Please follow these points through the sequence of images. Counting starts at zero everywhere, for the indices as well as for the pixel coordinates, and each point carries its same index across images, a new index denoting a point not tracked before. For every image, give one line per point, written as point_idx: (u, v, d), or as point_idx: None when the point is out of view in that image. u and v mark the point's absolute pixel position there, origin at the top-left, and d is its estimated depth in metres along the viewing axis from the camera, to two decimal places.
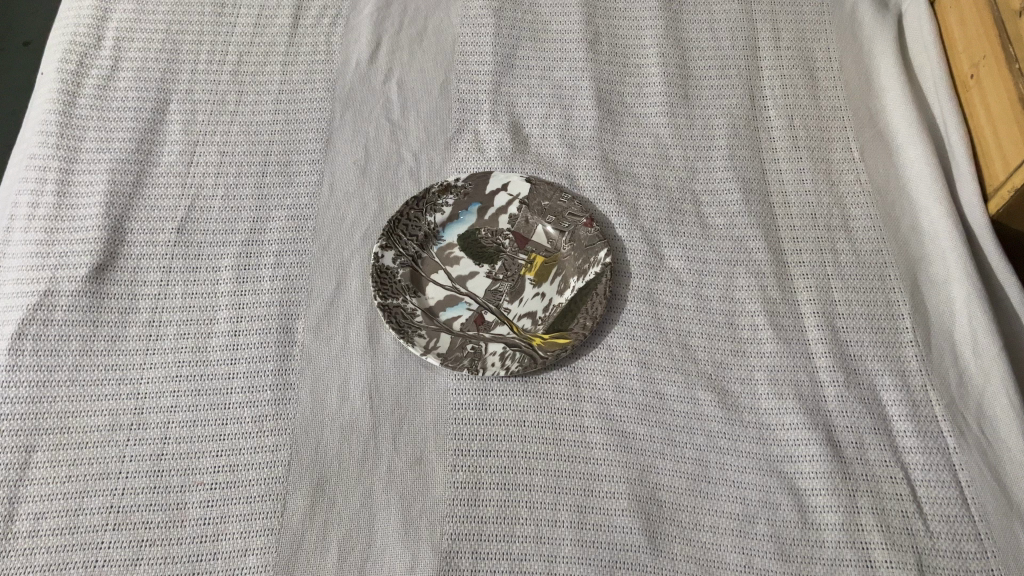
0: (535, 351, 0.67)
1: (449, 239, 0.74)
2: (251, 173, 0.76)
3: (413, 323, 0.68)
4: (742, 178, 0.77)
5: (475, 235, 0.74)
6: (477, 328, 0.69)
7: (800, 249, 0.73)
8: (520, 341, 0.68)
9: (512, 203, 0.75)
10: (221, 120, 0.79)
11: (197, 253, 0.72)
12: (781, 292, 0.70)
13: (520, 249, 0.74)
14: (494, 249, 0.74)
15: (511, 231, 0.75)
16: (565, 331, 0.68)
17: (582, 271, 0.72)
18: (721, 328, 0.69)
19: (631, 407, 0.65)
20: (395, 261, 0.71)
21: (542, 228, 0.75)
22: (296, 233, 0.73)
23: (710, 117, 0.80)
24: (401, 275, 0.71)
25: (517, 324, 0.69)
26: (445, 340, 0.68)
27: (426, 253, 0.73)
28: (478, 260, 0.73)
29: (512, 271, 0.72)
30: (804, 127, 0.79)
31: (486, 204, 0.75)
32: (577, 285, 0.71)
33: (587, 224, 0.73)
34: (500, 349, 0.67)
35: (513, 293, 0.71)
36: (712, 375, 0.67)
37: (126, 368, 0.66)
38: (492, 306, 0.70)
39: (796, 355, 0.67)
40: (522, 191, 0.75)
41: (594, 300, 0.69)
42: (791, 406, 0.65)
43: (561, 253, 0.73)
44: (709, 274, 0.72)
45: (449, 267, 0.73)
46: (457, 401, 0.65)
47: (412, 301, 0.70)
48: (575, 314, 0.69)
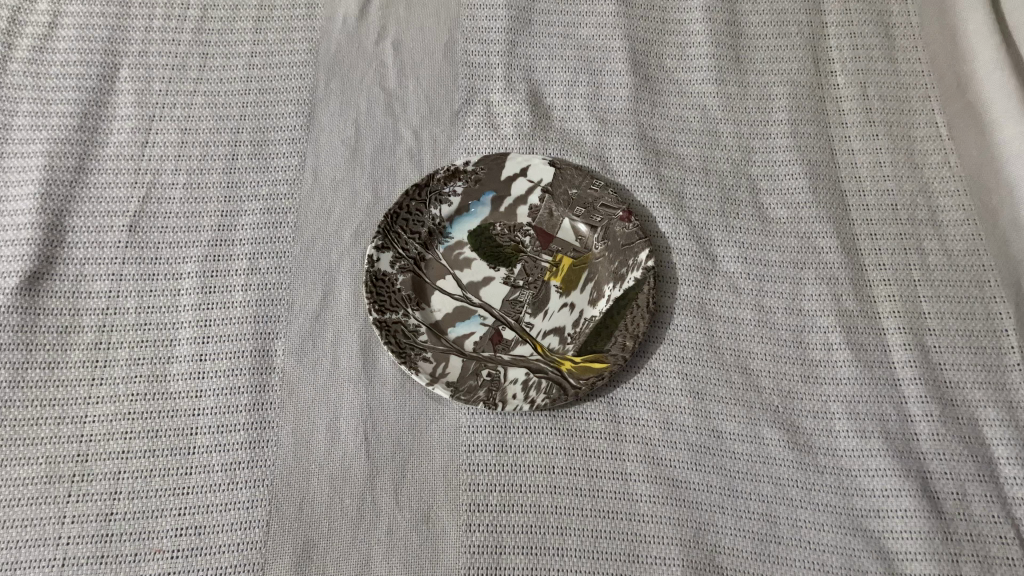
0: (565, 379, 0.55)
1: (458, 236, 0.61)
2: (219, 155, 0.64)
3: (416, 343, 0.56)
4: (808, 160, 0.64)
5: (488, 231, 0.62)
6: (493, 348, 0.57)
7: (880, 249, 0.61)
8: (546, 365, 0.56)
9: (531, 191, 0.63)
10: (182, 89, 0.66)
11: (154, 256, 0.59)
12: (858, 302, 0.59)
13: (543, 249, 0.61)
14: (511, 249, 0.61)
15: (531, 226, 0.62)
16: (600, 352, 0.56)
17: (619, 277, 0.59)
18: (787, 347, 0.57)
19: (684, 449, 0.54)
20: (394, 265, 0.59)
21: (569, 222, 0.62)
22: (274, 231, 0.61)
23: (766, 85, 0.68)
24: (401, 282, 0.58)
25: (542, 343, 0.57)
26: (455, 364, 0.55)
27: (430, 254, 0.60)
28: (493, 262, 0.61)
29: (534, 277, 0.60)
30: (880, 98, 0.66)
31: (501, 193, 0.63)
32: (613, 294, 0.58)
33: (623, 218, 0.61)
34: (522, 376, 0.55)
35: (535, 303, 0.59)
36: (778, 408, 0.55)
37: (68, 403, 0.54)
38: (511, 320, 0.58)
39: (879, 381, 0.56)
40: (545, 177, 0.63)
41: (635, 313, 0.57)
42: (877, 447, 0.54)
43: (592, 253, 0.61)
44: (770, 280, 0.60)
45: (458, 271, 0.60)
46: (470, 441, 0.54)
47: (414, 314, 0.57)
48: (612, 331, 0.57)
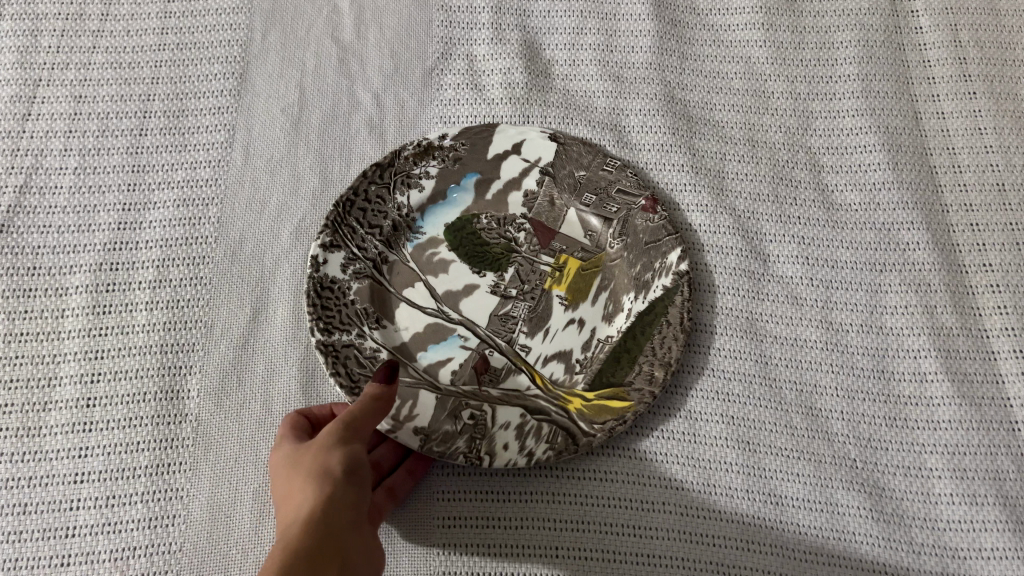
0: (574, 423, 0.40)
1: (432, 231, 0.47)
2: (123, 130, 0.49)
3: (373, 375, 0.41)
4: (885, 127, 0.49)
5: (472, 225, 0.47)
6: (477, 381, 0.42)
7: (984, 243, 0.46)
8: (548, 404, 0.41)
9: (528, 174, 0.48)
10: (79, 46, 0.52)
11: (32, 264, 0.45)
12: (958, 316, 0.44)
13: (543, 248, 0.47)
14: (501, 248, 0.47)
15: (526, 220, 0.48)
16: (621, 388, 0.41)
17: (642, 284, 0.45)
18: (866, 379, 0.43)
19: (732, 521, 0.40)
20: (346, 269, 0.44)
21: (576, 213, 0.48)
22: (192, 229, 0.47)
23: (829, 30, 0.53)
24: (357, 291, 0.43)
25: (541, 373, 0.43)
26: (427, 403, 0.41)
27: (395, 255, 0.46)
28: (478, 266, 0.46)
29: (531, 285, 0.46)
30: (976, 46, 0.51)
31: (489, 176, 0.48)
32: (636, 307, 0.44)
33: (647, 208, 0.47)
34: (516, 419, 0.40)
35: (534, 319, 0.44)
36: (857, 463, 0.41)
37: None
38: (501, 343, 0.44)
39: (992, 425, 0.42)
40: (547, 155, 0.48)
41: (666, 333, 0.42)
42: (992, 518, 0.40)
43: (607, 253, 0.46)
44: (840, 287, 0.46)
45: (432, 276, 0.45)
46: (446, 513, 0.40)
47: (372, 334, 0.42)
48: (634, 357, 0.42)
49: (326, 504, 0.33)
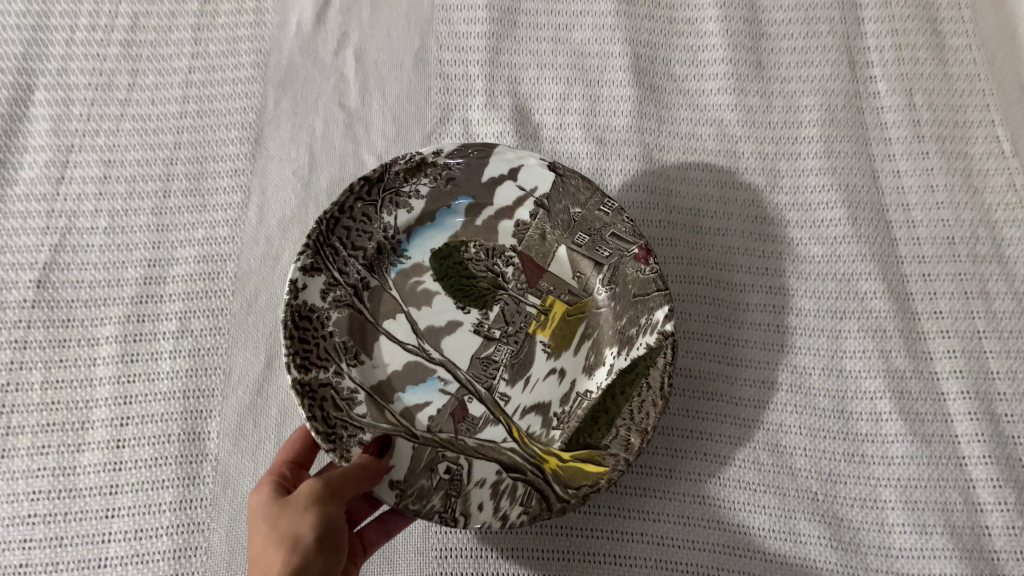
0: (549, 486, 0.43)
1: (416, 254, 0.49)
2: (148, 193, 0.54)
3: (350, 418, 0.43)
4: (845, 185, 0.54)
5: (459, 254, 0.50)
6: (454, 428, 0.45)
7: (935, 292, 0.51)
8: (524, 463, 0.44)
9: (521, 206, 0.50)
10: (108, 114, 0.57)
11: (66, 317, 0.50)
12: (911, 360, 0.49)
13: (530, 287, 0.50)
14: (487, 282, 0.49)
15: (516, 256, 0.50)
16: (597, 450, 0.44)
17: (625, 341, 0.47)
18: (828, 419, 0.47)
19: (704, 550, 0.44)
20: (326, 297, 0.45)
21: (567, 253, 0.50)
22: (211, 283, 0.51)
23: (795, 94, 0.57)
24: (336, 321, 0.46)
25: (519, 427, 0.46)
26: (404, 453, 0.43)
27: (377, 280, 0.48)
28: (463, 300, 0.49)
29: (515, 326, 0.49)
30: (929, 109, 0.56)
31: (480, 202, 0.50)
32: (617, 365, 0.47)
33: (640, 258, 0.48)
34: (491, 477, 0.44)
35: (512, 365, 0.48)
36: (819, 496, 0.46)
37: None
38: (479, 389, 0.47)
39: (942, 461, 0.46)
40: (543, 188, 0.50)
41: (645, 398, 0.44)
42: (939, 546, 0.44)
43: (593, 300, 0.49)
44: (804, 333, 0.50)
45: (413, 309, 0.48)
46: (442, 545, 0.45)
47: (350, 373, 0.45)
48: (613, 419, 0.45)
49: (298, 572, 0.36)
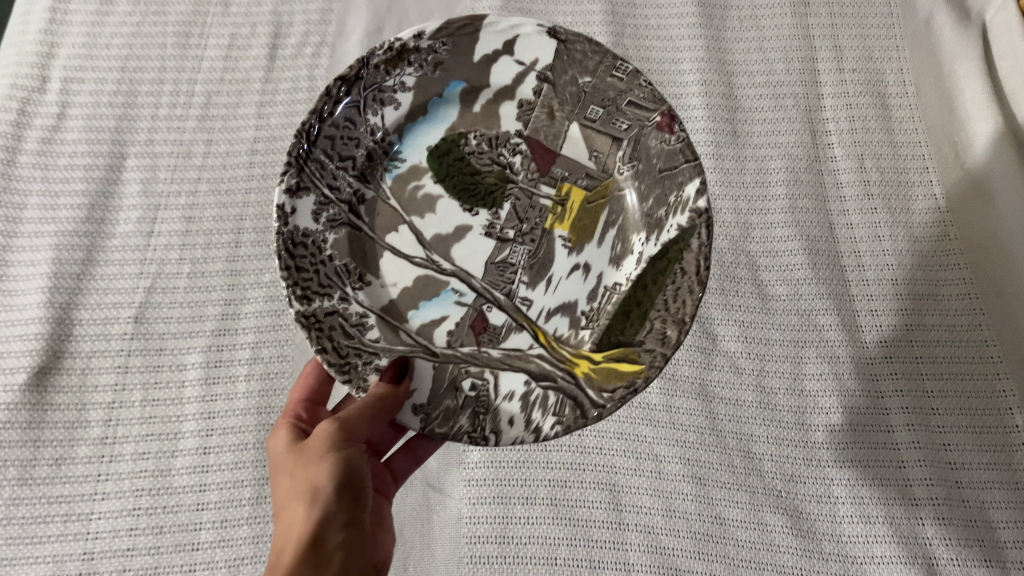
0: (585, 390, 0.51)
1: (411, 155, 0.56)
2: (222, 243, 0.64)
3: (361, 343, 0.51)
4: (807, 235, 0.64)
5: (458, 146, 0.56)
6: (475, 340, 0.54)
7: (881, 325, 0.61)
8: (555, 370, 0.52)
9: (524, 79, 0.56)
10: (187, 177, 0.67)
11: (159, 347, 0.60)
12: (860, 382, 0.58)
13: (542, 176, 0.56)
14: (501, 181, 0.56)
15: (523, 140, 0.56)
16: (631, 347, 0.52)
17: (655, 223, 0.54)
18: (790, 430, 0.57)
19: (687, 538, 0.54)
20: (321, 221, 0.52)
21: (580, 129, 0.56)
22: (277, 318, 0.61)
23: (764, 158, 0.68)
24: (331, 241, 0.53)
25: (547, 330, 0.54)
26: (426, 371, 0.52)
27: (371, 189, 0.55)
28: (472, 198, 0.56)
29: (534, 227, 0.56)
30: (877, 172, 0.67)
31: (476, 86, 0.56)
32: (645, 252, 0.54)
33: (663, 126, 0.54)
34: (521, 388, 0.52)
35: (535, 269, 0.56)
36: (782, 493, 0.55)
37: (74, 501, 0.55)
38: (497, 295, 0.55)
39: (885, 465, 0.56)
40: (545, 58, 0.55)
41: (680, 287, 0.51)
42: (881, 533, 0.53)
43: (614, 179, 0.56)
44: (772, 358, 0.59)
45: (415, 216, 0.55)
46: (471, 533, 0.54)
47: (355, 297, 0.52)
48: (647, 312, 0.52)
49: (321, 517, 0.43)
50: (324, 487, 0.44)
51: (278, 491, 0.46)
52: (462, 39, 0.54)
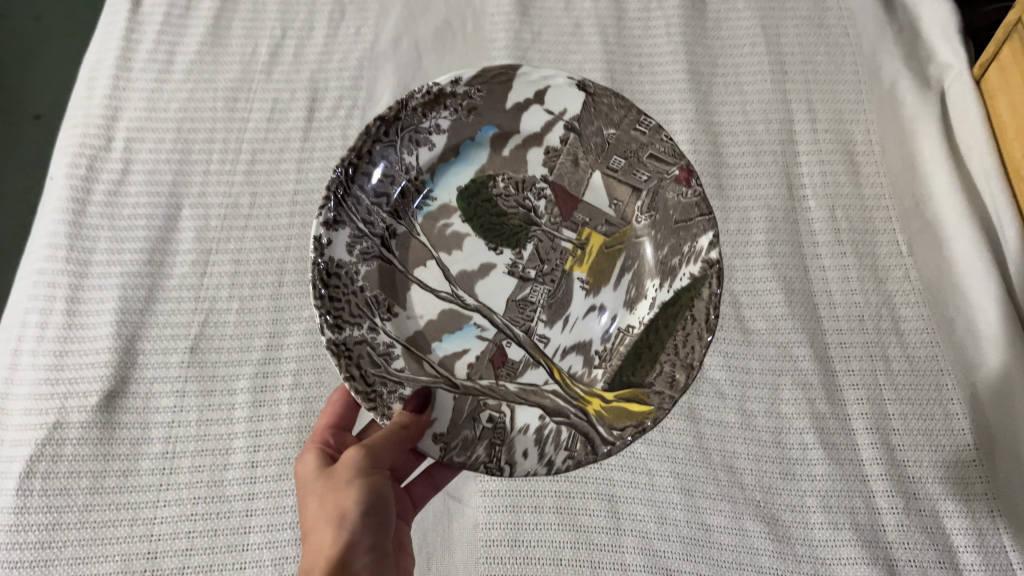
0: (595, 428, 0.58)
1: (441, 194, 0.65)
2: (267, 283, 0.73)
3: (387, 372, 0.58)
4: (784, 276, 0.72)
5: (485, 188, 0.65)
6: (494, 374, 0.62)
7: (849, 355, 0.68)
8: (568, 407, 0.60)
9: (552, 128, 0.65)
10: (235, 225, 0.76)
11: (212, 374, 0.68)
12: (830, 406, 0.66)
13: (564, 220, 0.65)
14: (526, 225, 0.65)
15: (548, 189, 0.66)
16: (642, 389, 0.60)
17: (671, 270, 0.62)
18: (768, 448, 0.65)
19: (676, 541, 0.61)
20: (354, 254, 0.60)
21: (603, 178, 0.65)
22: (315, 349, 0.70)
23: (746, 208, 0.76)
24: (362, 273, 0.61)
25: (559, 368, 0.63)
26: (446, 402, 0.60)
27: (401, 225, 0.64)
28: (499, 238, 0.65)
29: (555, 267, 0.65)
30: (846, 220, 0.75)
31: (504, 132, 0.65)
32: (658, 298, 0.62)
33: (681, 180, 0.62)
34: (536, 422, 0.60)
35: (555, 306, 0.64)
36: (761, 503, 0.63)
37: (139, 508, 0.63)
38: (517, 331, 0.64)
39: (852, 478, 0.63)
40: (573, 108, 0.64)
41: (689, 332, 0.59)
42: (847, 538, 0.61)
43: (631, 226, 0.65)
44: (753, 385, 0.67)
45: (440, 252, 0.64)
46: (486, 536, 0.62)
47: (385, 327, 0.60)
48: (657, 356, 0.61)
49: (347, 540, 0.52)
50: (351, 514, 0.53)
51: (307, 506, 0.55)
52: (496, 86, 0.63)
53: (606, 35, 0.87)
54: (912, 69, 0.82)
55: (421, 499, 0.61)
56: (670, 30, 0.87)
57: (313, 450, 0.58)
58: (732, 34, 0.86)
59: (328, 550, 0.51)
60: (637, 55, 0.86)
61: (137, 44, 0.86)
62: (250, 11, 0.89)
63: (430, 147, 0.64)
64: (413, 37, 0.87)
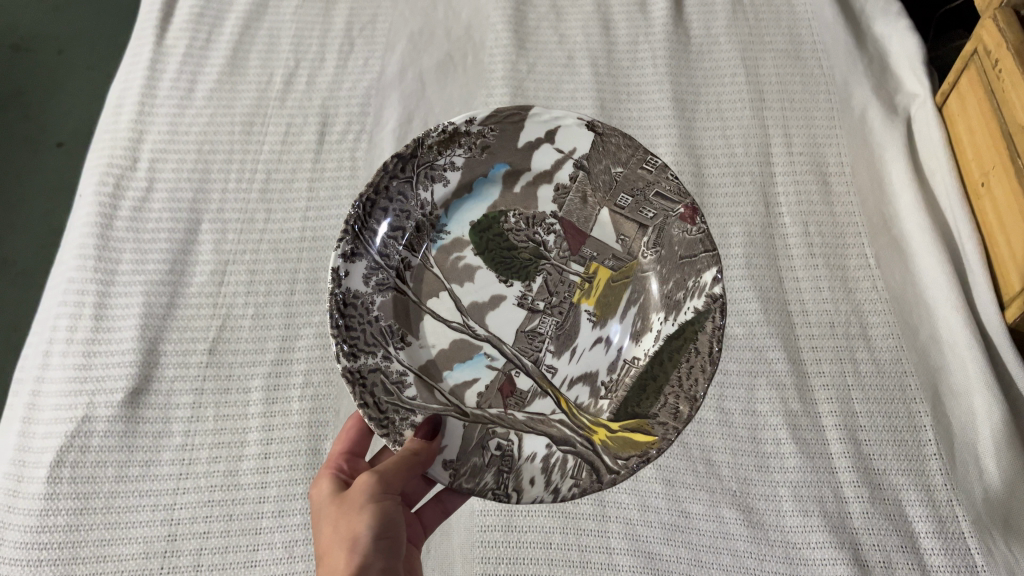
0: (602, 459, 0.63)
1: (455, 228, 0.71)
2: (280, 291, 0.79)
3: (399, 400, 0.64)
4: (760, 286, 0.78)
5: (499, 224, 0.71)
6: (503, 403, 0.67)
7: (820, 359, 0.74)
8: (575, 437, 0.65)
9: (562, 166, 0.71)
10: (251, 238, 0.82)
11: (228, 374, 0.74)
12: (802, 404, 0.71)
13: (573, 254, 0.71)
14: (536, 259, 0.71)
15: (558, 225, 0.71)
16: (646, 420, 0.64)
17: (676, 305, 0.67)
18: (743, 442, 0.70)
19: (657, 526, 0.67)
20: (371, 285, 0.66)
21: (610, 215, 0.71)
22: (325, 351, 0.75)
23: (725, 224, 0.82)
24: (378, 303, 0.66)
25: (566, 399, 0.68)
26: (456, 432, 0.65)
27: (415, 258, 0.70)
28: (510, 271, 0.70)
29: (564, 299, 0.70)
30: (819, 235, 0.81)
31: (516, 169, 0.71)
32: (662, 331, 0.68)
33: (686, 216, 0.67)
34: (544, 450, 0.64)
35: (562, 337, 0.70)
36: (737, 493, 0.68)
37: (160, 494, 0.68)
38: (525, 361, 0.69)
39: (821, 470, 0.68)
40: (582, 147, 0.69)
41: (693, 364, 0.64)
42: (816, 524, 0.66)
43: (637, 261, 0.70)
44: (730, 385, 0.73)
45: (454, 285, 0.70)
46: (481, 521, 0.68)
47: (397, 356, 0.66)
48: (662, 388, 0.65)
49: (361, 562, 0.55)
50: (363, 537, 0.56)
51: (322, 529, 0.58)
52: (508, 126, 0.68)
53: (597, 66, 0.94)
54: (881, 98, 0.88)
55: (432, 524, 0.66)
56: (656, 61, 0.93)
57: (328, 478, 0.62)
58: (714, 65, 0.93)
59: (342, 571, 0.54)
60: (625, 84, 0.92)
61: (161, 73, 0.92)
62: (267, 43, 0.96)
63: (444, 183, 0.70)
64: (417, 69, 0.94)
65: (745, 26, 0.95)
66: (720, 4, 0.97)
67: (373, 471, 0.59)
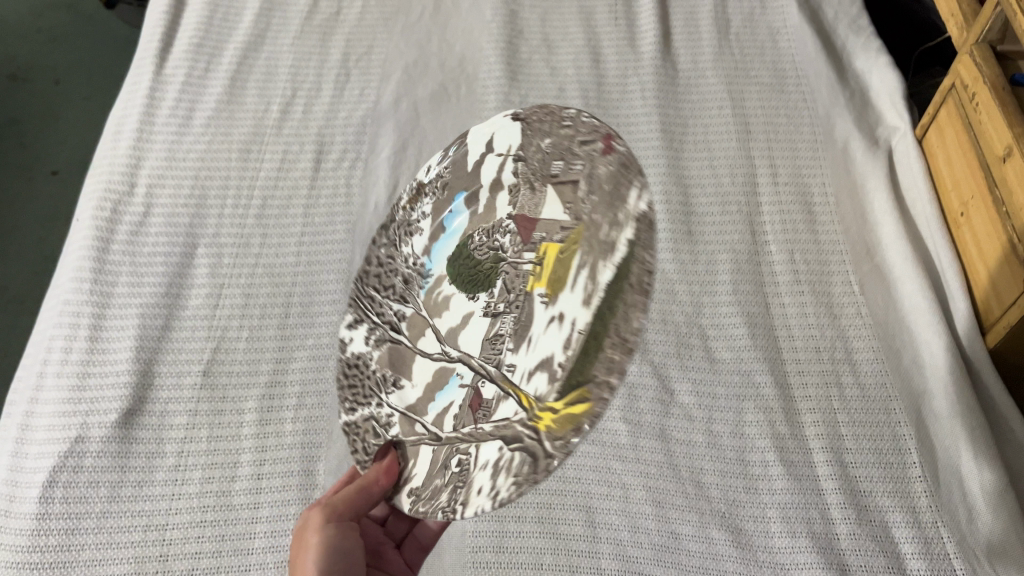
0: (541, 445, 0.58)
1: (436, 269, 0.73)
2: (275, 314, 0.80)
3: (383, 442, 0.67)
4: (748, 312, 0.79)
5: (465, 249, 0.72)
6: (473, 417, 0.65)
7: (806, 383, 0.75)
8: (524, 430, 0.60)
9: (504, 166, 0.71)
10: (246, 262, 0.83)
11: (222, 396, 0.74)
12: (789, 426, 0.72)
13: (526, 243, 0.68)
14: (496, 265, 0.70)
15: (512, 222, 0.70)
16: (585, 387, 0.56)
17: (608, 251, 0.59)
18: (732, 464, 0.71)
19: (648, 547, 0.67)
20: (371, 341, 0.72)
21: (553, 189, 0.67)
22: (318, 374, 0.76)
23: (713, 252, 0.84)
24: (377, 355, 0.71)
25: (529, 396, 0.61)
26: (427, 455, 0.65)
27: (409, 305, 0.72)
28: (477, 285, 0.70)
29: (520, 292, 0.67)
30: (804, 262, 0.82)
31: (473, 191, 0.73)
32: (604, 273, 0.59)
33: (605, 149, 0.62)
34: (495, 455, 0.61)
35: (522, 328, 0.66)
36: (725, 514, 0.69)
37: (152, 515, 0.68)
38: (490, 368, 0.67)
39: (808, 492, 0.69)
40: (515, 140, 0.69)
41: (629, 304, 0.55)
42: (804, 544, 0.66)
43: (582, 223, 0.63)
44: (718, 409, 0.74)
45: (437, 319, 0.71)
46: (474, 542, 0.68)
47: (388, 402, 0.69)
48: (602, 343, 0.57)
49: None
50: None
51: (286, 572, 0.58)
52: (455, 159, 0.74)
53: (587, 97, 0.96)
54: (862, 129, 0.90)
55: (415, 562, 0.66)
56: (644, 94, 0.96)
57: None
58: (700, 98, 0.95)
59: None
60: (615, 116, 0.95)
61: (160, 101, 0.94)
62: (264, 73, 0.98)
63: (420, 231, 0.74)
64: (412, 99, 0.96)
65: (730, 61, 0.98)
66: (706, 40, 1.00)
67: (320, 505, 0.60)
